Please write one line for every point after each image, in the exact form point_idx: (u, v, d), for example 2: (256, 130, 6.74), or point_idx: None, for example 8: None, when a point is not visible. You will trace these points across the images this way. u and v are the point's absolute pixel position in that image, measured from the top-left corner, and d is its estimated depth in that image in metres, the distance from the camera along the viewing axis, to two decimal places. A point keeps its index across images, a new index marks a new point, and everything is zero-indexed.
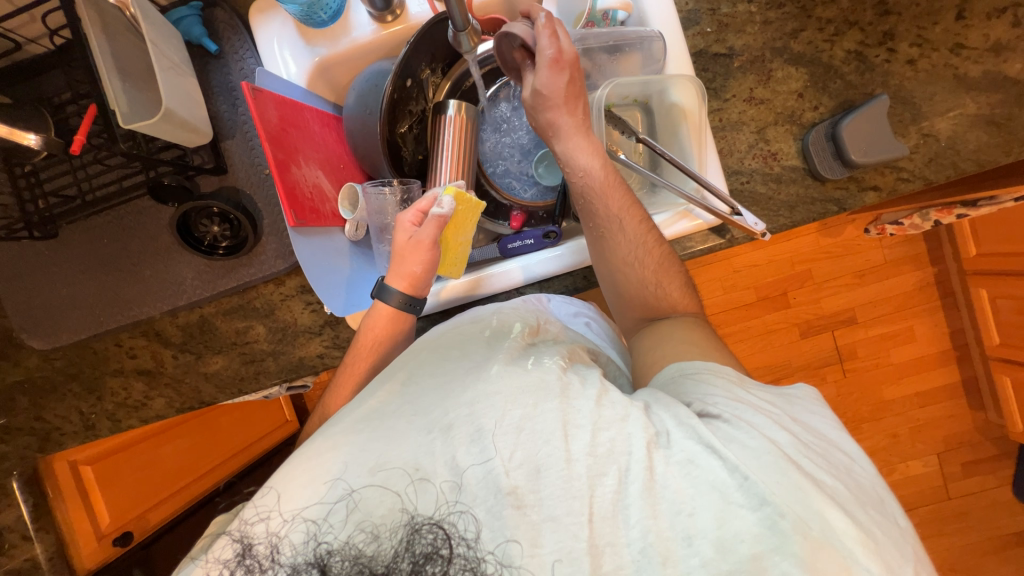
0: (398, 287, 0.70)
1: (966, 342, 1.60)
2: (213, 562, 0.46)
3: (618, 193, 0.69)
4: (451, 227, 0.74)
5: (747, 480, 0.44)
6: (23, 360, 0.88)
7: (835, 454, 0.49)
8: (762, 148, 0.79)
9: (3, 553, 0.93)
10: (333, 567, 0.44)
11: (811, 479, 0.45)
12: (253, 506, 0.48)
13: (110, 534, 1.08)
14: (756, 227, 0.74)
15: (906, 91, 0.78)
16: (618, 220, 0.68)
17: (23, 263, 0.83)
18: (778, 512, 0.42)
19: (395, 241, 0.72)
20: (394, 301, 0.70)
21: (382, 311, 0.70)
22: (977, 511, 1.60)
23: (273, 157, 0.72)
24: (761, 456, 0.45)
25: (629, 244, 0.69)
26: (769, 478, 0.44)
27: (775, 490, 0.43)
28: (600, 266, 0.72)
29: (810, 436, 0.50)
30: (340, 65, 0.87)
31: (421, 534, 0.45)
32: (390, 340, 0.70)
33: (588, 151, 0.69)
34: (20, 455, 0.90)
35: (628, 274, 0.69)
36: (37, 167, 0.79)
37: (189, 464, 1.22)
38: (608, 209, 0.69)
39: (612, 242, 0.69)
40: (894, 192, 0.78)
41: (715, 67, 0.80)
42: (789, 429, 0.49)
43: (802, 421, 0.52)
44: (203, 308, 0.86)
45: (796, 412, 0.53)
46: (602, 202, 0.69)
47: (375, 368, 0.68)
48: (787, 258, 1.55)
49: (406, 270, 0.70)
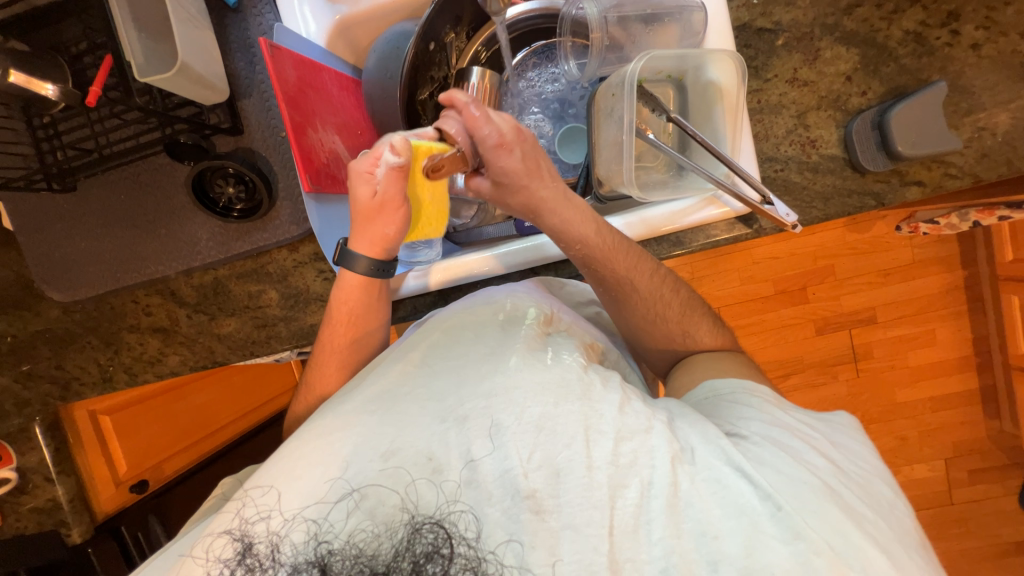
0: (365, 250, 0.67)
1: (989, 349, 1.55)
2: (214, 561, 0.47)
3: (622, 254, 0.65)
4: (415, 182, 0.66)
5: (780, 511, 0.44)
6: (44, 311, 0.90)
7: (878, 487, 0.50)
8: (801, 134, 0.75)
9: (27, 493, 0.95)
10: (333, 567, 0.44)
11: (848, 509, 0.45)
12: (253, 505, 0.47)
13: (127, 481, 1.10)
14: (788, 219, 0.70)
15: (965, 79, 0.72)
16: (630, 279, 0.65)
17: (43, 215, 0.84)
18: (812, 549, 0.42)
19: (353, 194, 0.64)
20: (361, 267, 0.67)
21: (350, 279, 0.68)
22: (980, 518, 1.59)
23: (289, 119, 0.70)
24: (799, 485, 0.45)
25: (643, 302, 0.67)
26: (805, 508, 0.44)
27: (810, 523, 0.43)
28: (617, 317, 0.71)
29: (849, 462, 0.51)
30: (361, 26, 0.83)
31: (421, 534, 0.45)
32: (365, 310, 0.69)
33: (580, 220, 0.64)
34: (41, 403, 0.93)
35: (634, 299, 0.67)
36: (55, 118, 0.79)
37: (204, 419, 1.28)
38: (614, 270, 0.65)
39: (627, 300, 0.67)
40: (939, 189, 0.73)
41: (758, 44, 0.75)
42: (827, 454, 0.51)
43: (840, 446, 0.53)
44: (217, 271, 0.87)
45: (834, 436, 0.54)
46: (606, 268, 0.65)
47: (355, 341, 0.68)
48: (809, 252, 1.51)
49: (376, 231, 0.66)
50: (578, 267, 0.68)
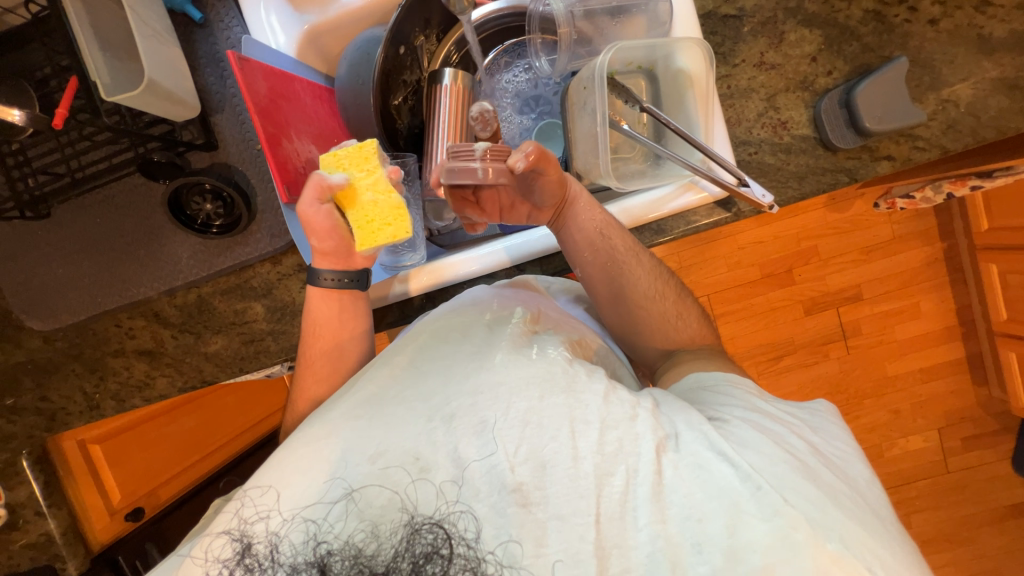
0: (324, 264, 0.68)
1: (972, 318, 1.58)
2: (214, 561, 0.46)
3: (624, 234, 0.68)
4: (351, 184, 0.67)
5: (760, 489, 0.44)
6: (24, 342, 0.88)
7: (853, 465, 0.51)
8: (772, 117, 0.76)
9: (18, 528, 0.91)
10: (333, 566, 0.44)
11: (826, 487, 0.46)
12: (253, 505, 0.47)
13: (122, 509, 1.10)
14: (765, 200, 0.72)
15: (925, 54, 0.74)
16: (633, 257, 0.68)
17: (19, 244, 0.83)
18: (791, 525, 0.43)
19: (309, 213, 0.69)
20: (326, 280, 0.68)
21: (316, 292, 0.68)
22: (975, 484, 1.61)
23: (263, 131, 0.69)
24: (778, 464, 0.46)
25: (646, 281, 0.68)
26: (785, 485, 0.45)
27: (789, 500, 0.44)
28: (612, 307, 0.70)
29: (828, 446, 0.52)
30: (331, 34, 0.83)
31: (421, 534, 0.45)
32: (338, 319, 0.68)
33: (589, 206, 0.67)
34: (27, 435, 0.90)
35: (633, 282, 0.68)
36: (24, 145, 0.77)
37: (198, 441, 1.26)
38: (620, 247, 0.67)
39: (628, 282, 0.68)
40: (908, 162, 0.74)
41: (724, 30, 0.76)
42: (808, 438, 0.52)
43: (821, 431, 0.54)
44: (200, 289, 0.85)
45: (816, 423, 0.55)
46: (609, 249, 0.67)
47: (332, 352, 0.67)
48: (792, 234, 1.53)
49: (317, 241, 0.66)
50: (582, 251, 0.68)
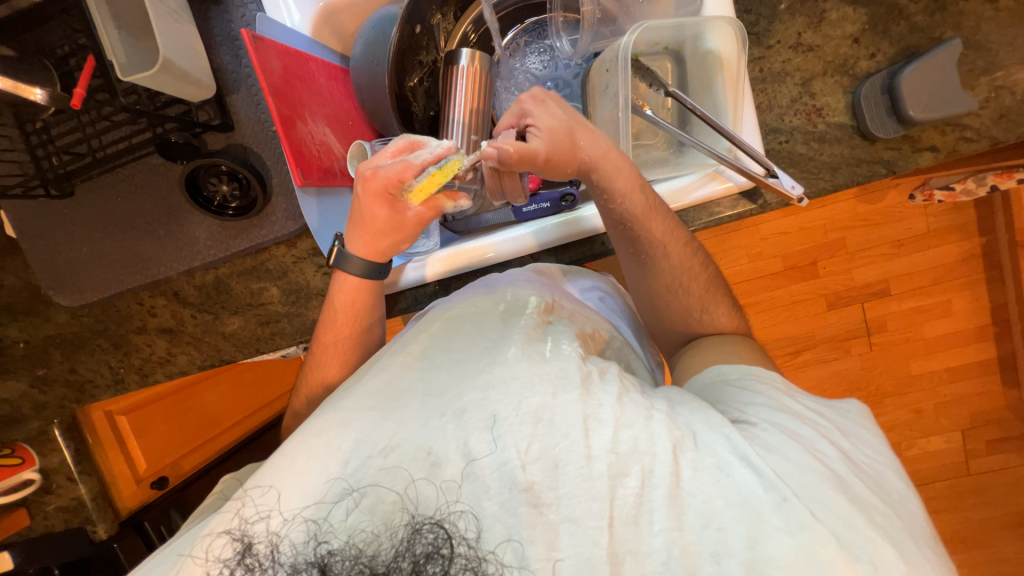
0: (358, 253, 0.66)
1: (1009, 318, 1.50)
2: (214, 561, 0.47)
3: (660, 219, 0.64)
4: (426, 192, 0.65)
5: (786, 501, 0.43)
6: (53, 316, 0.91)
7: (887, 477, 0.49)
8: (806, 103, 0.71)
9: (52, 492, 0.96)
10: (333, 567, 0.44)
11: (857, 500, 0.45)
12: (253, 506, 0.48)
13: (147, 477, 1.15)
14: (793, 191, 0.68)
15: (981, 35, 0.68)
16: (664, 245, 0.65)
17: (45, 221, 0.85)
18: (818, 542, 0.41)
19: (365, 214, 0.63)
20: (354, 268, 0.66)
21: (347, 283, 0.67)
22: (998, 488, 1.56)
23: (276, 112, 0.69)
24: (806, 473, 0.45)
25: (671, 275, 0.67)
26: (812, 497, 0.44)
27: (817, 515, 0.43)
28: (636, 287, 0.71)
29: (858, 452, 0.50)
30: (347, 12, 0.81)
31: (421, 534, 0.45)
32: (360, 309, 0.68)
33: (625, 183, 0.62)
34: (59, 405, 0.94)
35: (660, 270, 0.66)
36: (47, 123, 0.78)
37: (216, 413, 1.31)
38: (651, 234, 0.64)
39: (654, 269, 0.67)
40: (953, 153, 0.69)
41: (759, 9, 0.72)
42: (838, 444, 0.50)
43: (851, 435, 0.52)
44: (218, 270, 0.87)
45: (845, 425, 0.53)
46: (642, 232, 0.64)
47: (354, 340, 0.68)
48: (818, 225, 1.47)
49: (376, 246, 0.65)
50: (611, 228, 0.66)
